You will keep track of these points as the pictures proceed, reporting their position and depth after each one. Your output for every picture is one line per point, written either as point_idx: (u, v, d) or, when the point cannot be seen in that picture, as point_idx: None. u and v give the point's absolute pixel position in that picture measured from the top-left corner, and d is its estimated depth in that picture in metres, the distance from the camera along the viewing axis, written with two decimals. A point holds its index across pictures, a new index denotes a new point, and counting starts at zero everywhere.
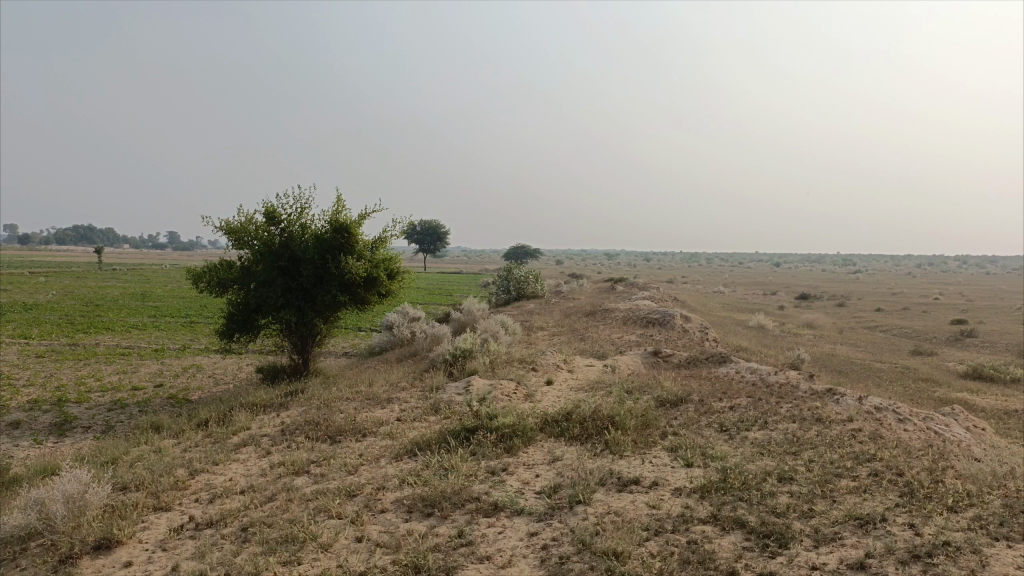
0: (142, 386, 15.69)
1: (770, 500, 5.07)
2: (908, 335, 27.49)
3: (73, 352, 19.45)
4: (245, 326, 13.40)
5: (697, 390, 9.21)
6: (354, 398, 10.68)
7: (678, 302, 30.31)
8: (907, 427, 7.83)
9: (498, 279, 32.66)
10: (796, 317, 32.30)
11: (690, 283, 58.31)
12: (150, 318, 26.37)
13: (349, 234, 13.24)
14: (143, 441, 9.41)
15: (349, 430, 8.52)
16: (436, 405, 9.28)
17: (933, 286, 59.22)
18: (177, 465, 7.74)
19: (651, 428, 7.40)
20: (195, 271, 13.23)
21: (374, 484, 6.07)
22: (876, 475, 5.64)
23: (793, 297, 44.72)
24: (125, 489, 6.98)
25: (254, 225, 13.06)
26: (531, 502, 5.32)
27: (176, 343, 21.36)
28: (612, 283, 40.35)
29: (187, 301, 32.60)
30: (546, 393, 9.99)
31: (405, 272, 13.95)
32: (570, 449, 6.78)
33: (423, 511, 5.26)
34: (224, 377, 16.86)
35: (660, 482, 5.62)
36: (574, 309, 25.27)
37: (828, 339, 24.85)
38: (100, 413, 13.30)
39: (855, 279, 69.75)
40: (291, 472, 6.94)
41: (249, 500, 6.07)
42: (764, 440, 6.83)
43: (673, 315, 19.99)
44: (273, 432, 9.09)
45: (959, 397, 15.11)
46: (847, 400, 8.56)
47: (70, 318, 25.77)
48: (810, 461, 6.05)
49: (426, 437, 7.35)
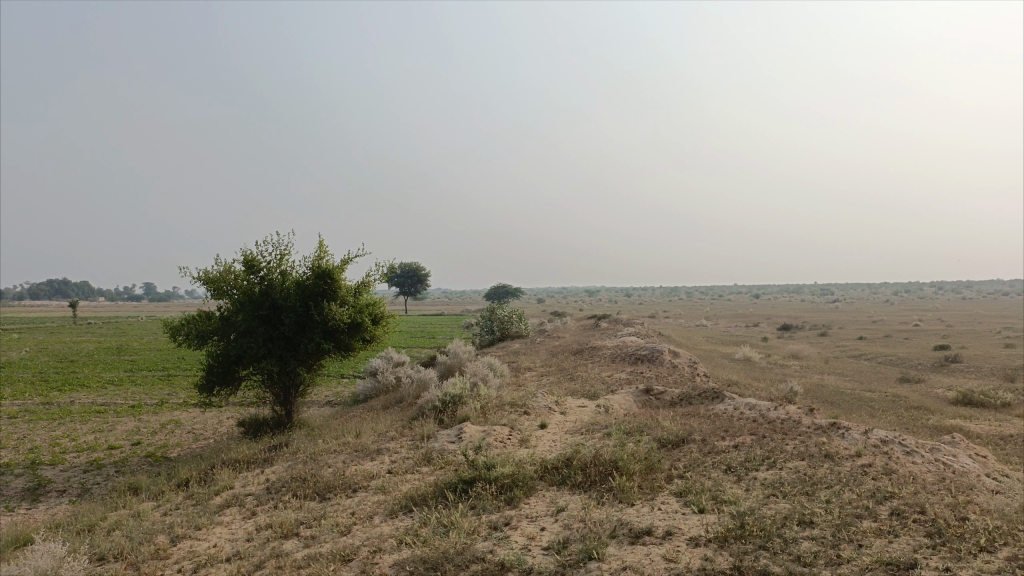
0: (119, 445, 15.14)
1: (793, 547, 4.80)
2: (894, 362, 27.44)
3: (47, 411, 18.82)
4: (225, 379, 12.97)
5: (698, 428, 8.93)
6: (342, 450, 10.29)
7: (663, 338, 30.13)
8: (917, 459, 7.60)
9: (481, 321, 32.34)
10: (781, 348, 32.22)
11: (671, 317, 58.34)
12: (126, 373, 25.70)
13: (331, 280, 12.97)
14: (121, 505, 8.96)
15: (339, 485, 8.14)
16: (428, 455, 8.93)
17: (910, 313, 59.70)
18: (157, 531, 7.31)
19: (656, 471, 7.12)
20: (172, 324, 12.82)
21: (370, 546, 5.71)
22: (898, 514, 5.38)
23: (775, 328, 44.72)
24: (101, 560, 6.55)
25: (233, 274, 12.75)
26: (539, 560, 5.00)
27: (154, 399, 20.78)
28: (596, 320, 40.16)
29: (164, 354, 31.92)
30: (541, 437, 9.68)
31: (389, 317, 13.67)
32: (574, 498, 6.47)
33: (425, 575, 4.92)
34: (205, 431, 16.35)
35: (674, 532, 5.33)
36: (560, 348, 24.99)
37: (815, 369, 24.72)
38: (76, 475, 12.76)
39: (835, 308, 70.17)
40: (279, 535, 6.56)
41: (235, 569, 5.67)
42: (775, 480, 6.56)
43: (661, 351, 19.77)
44: (258, 491, 8.68)
45: (953, 423, 14.93)
46: (852, 433, 8.34)
47: (43, 375, 25.03)
48: (827, 502, 5.79)
49: (421, 490, 7.00)
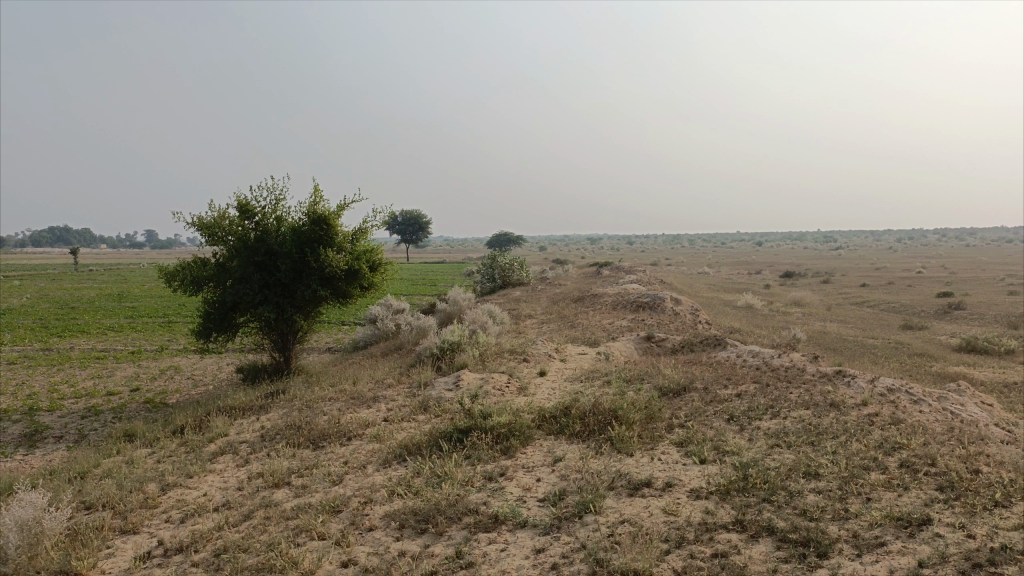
0: (118, 391, 15.04)
1: (798, 501, 4.61)
2: (897, 309, 27.24)
3: (47, 357, 18.71)
4: (222, 325, 12.78)
5: (700, 376, 8.73)
6: (339, 398, 10.13)
7: (664, 285, 29.85)
8: (924, 408, 7.41)
9: (483, 268, 32.09)
10: (783, 295, 32.00)
11: (674, 265, 58.10)
12: (127, 320, 25.57)
13: (327, 226, 12.66)
14: (116, 452, 8.84)
15: (333, 433, 7.99)
16: (425, 403, 8.75)
17: (912, 260, 59.42)
18: (149, 479, 7.17)
19: (657, 421, 6.94)
20: (167, 270, 12.53)
21: (361, 497, 5.53)
22: (907, 466, 5.19)
23: (777, 275, 44.33)
24: (90, 509, 6.41)
25: (227, 220, 12.41)
26: (534, 513, 4.82)
27: (154, 345, 20.67)
28: (598, 267, 39.96)
29: (165, 300, 31.85)
30: (540, 385, 9.51)
31: (386, 264, 13.41)
32: (572, 448, 6.28)
33: (416, 527, 4.74)
34: (204, 378, 16.26)
35: (675, 484, 5.14)
36: (561, 295, 24.78)
37: (818, 317, 24.51)
38: (73, 421, 12.66)
39: (837, 255, 69.93)
40: (270, 485, 6.40)
41: (223, 519, 5.52)
42: (779, 430, 6.37)
43: (663, 298, 19.54)
44: (253, 438, 8.54)
45: (957, 371, 14.78)
46: (858, 382, 8.13)
47: (43, 322, 24.93)
48: (833, 453, 5.60)
49: (415, 439, 6.83)
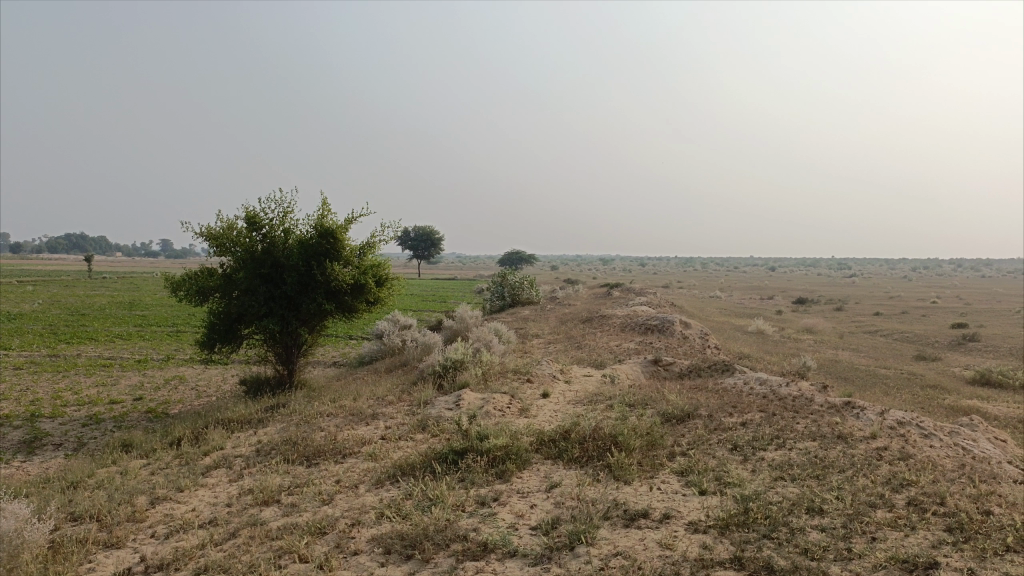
0: (121, 399, 14.97)
1: (800, 538, 4.42)
2: (911, 339, 26.85)
3: (53, 363, 18.68)
4: (227, 336, 12.69)
5: (705, 403, 8.55)
6: (338, 414, 9.98)
7: (675, 308, 29.60)
8: (934, 443, 7.20)
9: (492, 286, 31.97)
10: (795, 322, 31.66)
11: (686, 288, 57.79)
12: (136, 328, 25.56)
13: (335, 240, 12.58)
14: (111, 462, 8.72)
15: (329, 450, 7.85)
16: (424, 422, 8.60)
17: (926, 289, 58.94)
18: (139, 491, 7.04)
19: (658, 448, 6.76)
20: (173, 280, 12.46)
21: (349, 518, 5.38)
22: (915, 505, 4.99)
23: (790, 301, 44.03)
24: (76, 521, 6.28)
25: (236, 231, 12.34)
26: (525, 541, 4.65)
27: (161, 354, 20.62)
28: (609, 288, 39.82)
29: (176, 309, 31.86)
30: (542, 407, 9.35)
31: (393, 279, 13.31)
32: (569, 474, 6.12)
33: (402, 553, 4.58)
34: (208, 389, 16.18)
35: (672, 515, 4.97)
36: (571, 316, 24.58)
37: (829, 345, 24.18)
38: (74, 429, 12.58)
39: (850, 283, 69.35)
40: (259, 502, 6.25)
41: (208, 537, 5.37)
42: (783, 462, 6.18)
43: (672, 321, 19.32)
44: (248, 452, 8.40)
45: (970, 404, 14.47)
46: (868, 414, 7.92)
47: (53, 328, 24.98)
48: (838, 488, 5.41)
49: (410, 459, 6.68)
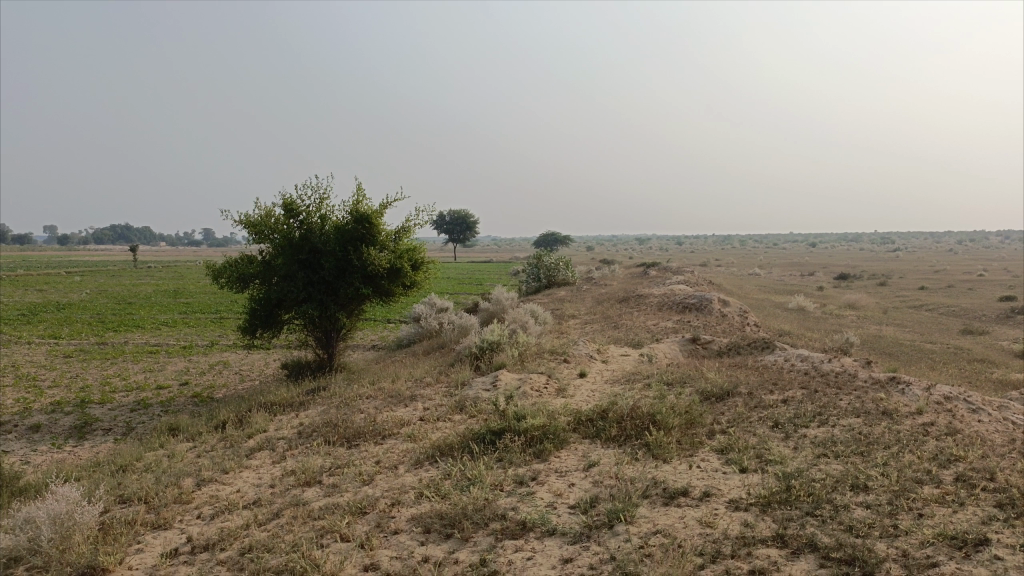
0: (167, 384, 15.30)
1: (844, 516, 4.34)
2: (957, 313, 26.22)
3: (102, 351, 19.15)
4: (268, 322, 12.87)
5: (745, 380, 8.44)
6: (377, 396, 10.08)
7: (713, 286, 29.25)
8: (983, 418, 7.02)
9: (528, 267, 31.94)
10: (837, 298, 31.11)
11: (724, 266, 57.12)
12: (180, 315, 26.07)
13: (370, 224, 12.64)
14: (158, 445, 8.93)
15: (368, 432, 7.93)
16: (462, 403, 8.64)
17: (973, 262, 57.41)
18: (186, 474, 7.20)
19: (697, 426, 6.70)
20: (214, 267, 12.66)
21: (389, 498, 5.43)
22: (964, 480, 4.87)
23: (831, 277, 43.26)
24: (126, 503, 6.44)
25: (273, 218, 12.47)
26: (564, 520, 4.65)
27: (204, 340, 21.02)
28: (646, 267, 39.54)
29: (218, 296, 32.43)
30: (579, 386, 9.33)
31: (429, 262, 13.35)
32: (607, 453, 6.09)
33: (442, 532, 4.61)
34: (251, 373, 16.45)
35: (712, 494, 4.92)
36: (607, 295, 24.47)
37: (872, 320, 23.73)
38: (123, 414, 12.90)
39: (894, 257, 67.90)
40: (301, 483, 6.34)
41: (252, 518, 5.47)
42: (826, 439, 6.08)
43: (710, 299, 19.12)
44: (290, 435, 8.53)
45: (1020, 378, 14.08)
46: (913, 389, 7.75)
47: (101, 316, 25.63)
48: (882, 464, 5.30)
49: (448, 440, 6.71)
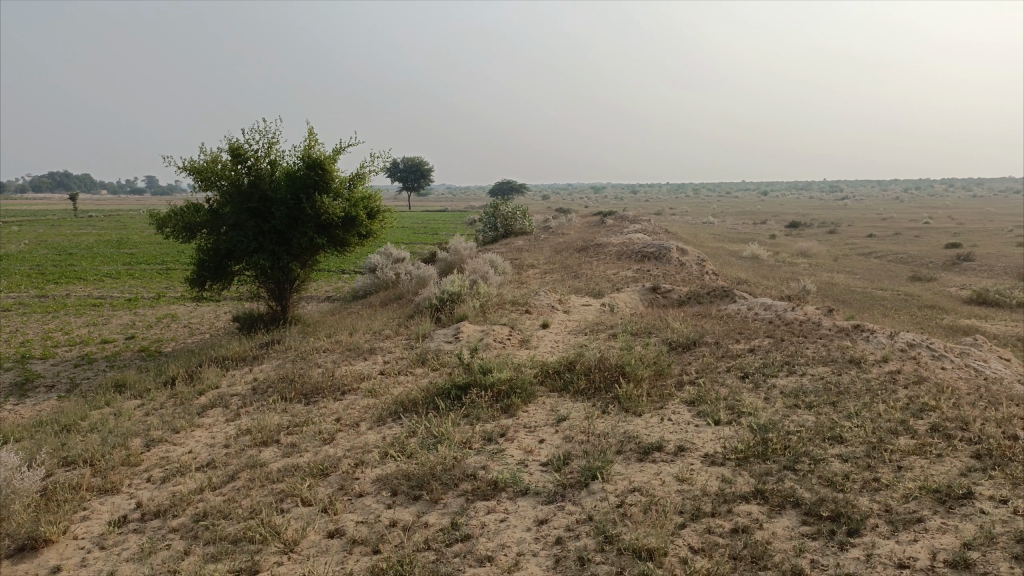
0: (113, 338, 14.72)
1: (823, 469, 4.25)
2: (905, 260, 26.75)
3: (42, 304, 18.32)
4: (217, 273, 12.37)
5: (711, 330, 8.35)
6: (334, 349, 9.78)
7: (669, 235, 29.28)
8: (946, 365, 7.05)
9: (485, 216, 31.53)
10: (790, 246, 31.47)
11: (678, 214, 57.32)
12: (125, 267, 25.09)
13: (324, 171, 12.12)
14: (104, 403, 8.51)
15: (327, 387, 7.64)
16: (423, 356, 8.40)
17: (917, 210, 58.61)
18: (134, 434, 6.84)
19: (666, 377, 6.58)
20: (158, 216, 12.04)
21: (352, 458, 5.19)
22: (939, 431, 4.82)
23: (783, 225, 43.72)
24: (70, 466, 6.08)
25: (220, 163, 11.85)
26: (537, 479, 4.47)
27: (151, 292, 20.28)
28: (602, 216, 39.37)
29: (164, 247, 31.40)
30: (543, 337, 9.15)
31: (385, 211, 12.92)
32: (576, 407, 5.94)
33: (409, 494, 4.40)
34: (201, 326, 15.93)
35: (687, 448, 4.79)
36: (565, 244, 24.29)
37: (824, 268, 24.04)
38: (66, 370, 12.35)
39: (842, 205, 69.11)
40: (257, 443, 6.05)
41: (206, 481, 5.18)
42: (797, 389, 6.00)
43: (668, 248, 19.07)
44: (244, 391, 8.19)
45: (969, 324, 14.35)
46: (878, 337, 7.74)
47: (41, 268, 24.59)
48: (856, 415, 5.23)
49: (411, 396, 6.47)
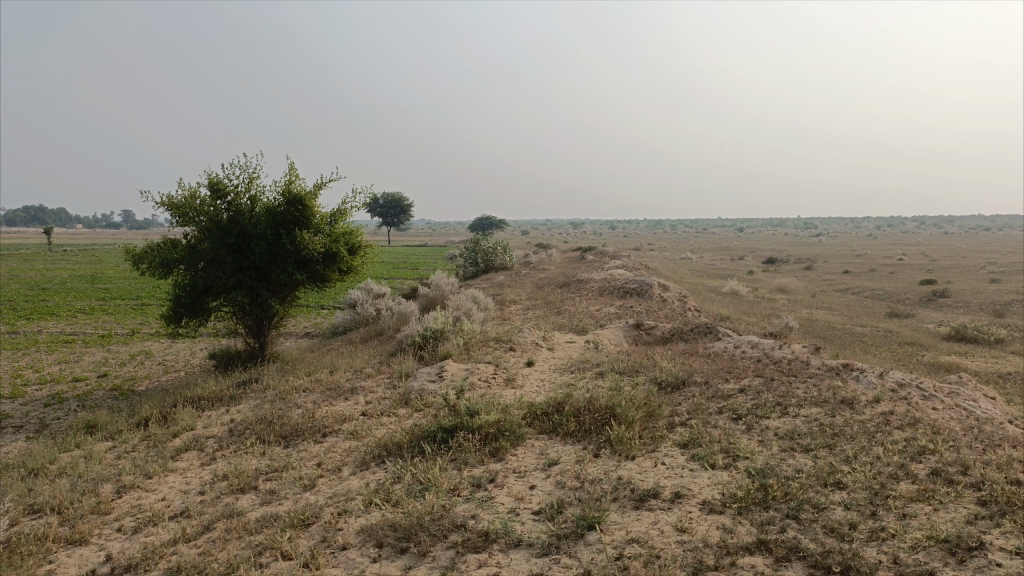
0: (85, 377, 14.33)
1: (827, 517, 4.11)
2: (882, 297, 26.96)
3: (12, 340, 17.85)
4: (194, 310, 12.09)
5: (699, 369, 8.22)
6: (314, 389, 9.53)
7: (649, 271, 29.33)
8: (937, 405, 6.97)
9: (465, 252, 31.49)
10: (769, 282, 31.63)
11: (656, 251, 57.59)
12: (99, 303, 24.60)
13: (304, 206, 11.96)
14: (74, 445, 8.19)
15: (307, 429, 7.40)
16: (407, 396, 8.18)
17: (891, 247, 59.51)
18: (105, 479, 6.55)
19: (657, 419, 6.43)
20: (134, 252, 11.77)
21: (335, 507, 4.97)
22: (940, 476, 4.70)
23: (760, 261, 44.08)
24: (36, 514, 5.78)
25: (199, 199, 11.64)
26: (530, 529, 4.29)
27: (126, 329, 19.86)
28: (582, 252, 39.47)
29: (139, 282, 30.89)
30: (528, 376, 8.99)
31: (366, 247, 12.76)
32: (567, 450, 5.77)
33: (397, 546, 4.20)
34: (176, 364, 15.57)
35: (683, 495, 4.63)
36: (546, 280, 24.19)
37: (803, 304, 24.17)
38: (36, 410, 11.96)
39: (817, 242, 70.02)
40: (235, 489, 5.80)
41: (181, 532, 4.93)
42: (792, 431, 5.88)
43: (650, 284, 19.04)
44: (221, 433, 7.92)
45: (950, 361, 14.37)
46: (868, 376, 7.65)
47: (12, 304, 24.05)
48: (854, 459, 5.10)
49: (395, 439, 6.27)
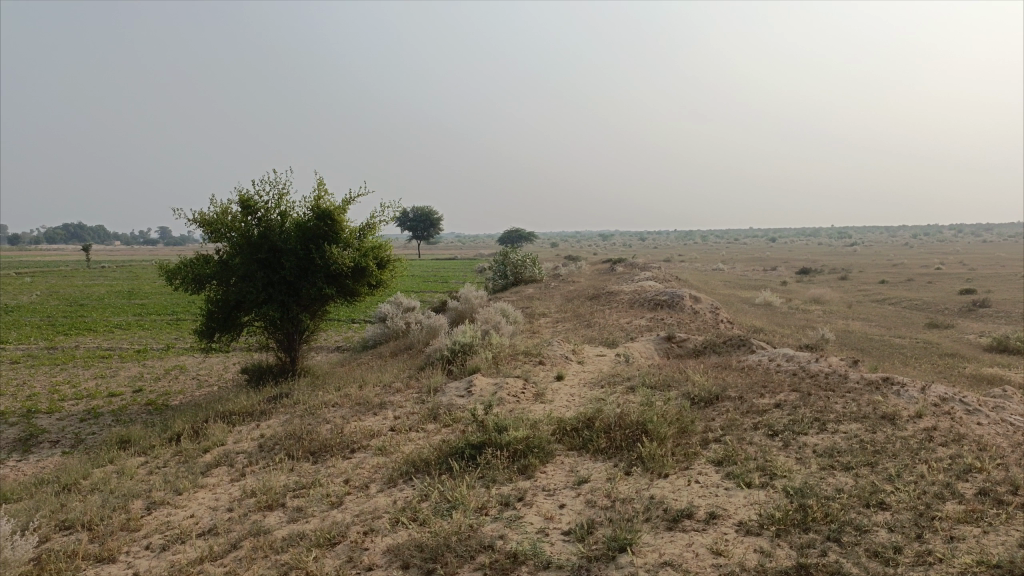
0: (120, 391, 14.49)
1: (869, 540, 3.94)
2: (920, 307, 26.36)
3: (51, 356, 18.14)
4: (226, 325, 12.17)
5: (733, 383, 8.03)
6: (343, 403, 9.51)
7: (680, 282, 29.03)
8: (983, 420, 6.72)
9: (495, 265, 31.48)
10: (803, 292, 31.12)
11: (687, 263, 57.11)
12: (135, 318, 24.96)
13: (333, 221, 11.99)
14: (108, 460, 8.24)
15: (335, 445, 7.36)
16: (435, 411, 8.11)
17: (928, 256, 58.41)
18: (135, 495, 6.56)
19: (690, 435, 6.28)
20: (167, 268, 11.89)
21: (362, 525, 4.90)
22: (989, 496, 4.50)
23: (794, 272, 43.46)
24: (67, 531, 5.79)
25: (230, 215, 11.74)
26: (559, 550, 4.17)
27: (161, 344, 20.09)
28: (612, 263, 39.26)
29: (174, 297, 31.29)
30: (558, 391, 8.87)
31: (395, 261, 12.76)
32: (598, 468, 5.64)
33: (423, 567, 4.11)
34: (210, 378, 15.69)
35: (718, 515, 4.48)
36: (576, 293, 24.05)
37: (839, 315, 23.71)
38: (72, 424, 12.10)
39: (853, 251, 68.99)
40: (263, 506, 5.77)
41: (208, 551, 4.89)
42: (830, 448, 5.69)
43: (682, 295, 18.82)
44: (250, 448, 7.92)
45: (993, 373, 13.94)
46: (909, 391, 7.40)
47: (52, 319, 24.48)
48: (896, 477, 4.91)
49: (423, 455, 6.19)
